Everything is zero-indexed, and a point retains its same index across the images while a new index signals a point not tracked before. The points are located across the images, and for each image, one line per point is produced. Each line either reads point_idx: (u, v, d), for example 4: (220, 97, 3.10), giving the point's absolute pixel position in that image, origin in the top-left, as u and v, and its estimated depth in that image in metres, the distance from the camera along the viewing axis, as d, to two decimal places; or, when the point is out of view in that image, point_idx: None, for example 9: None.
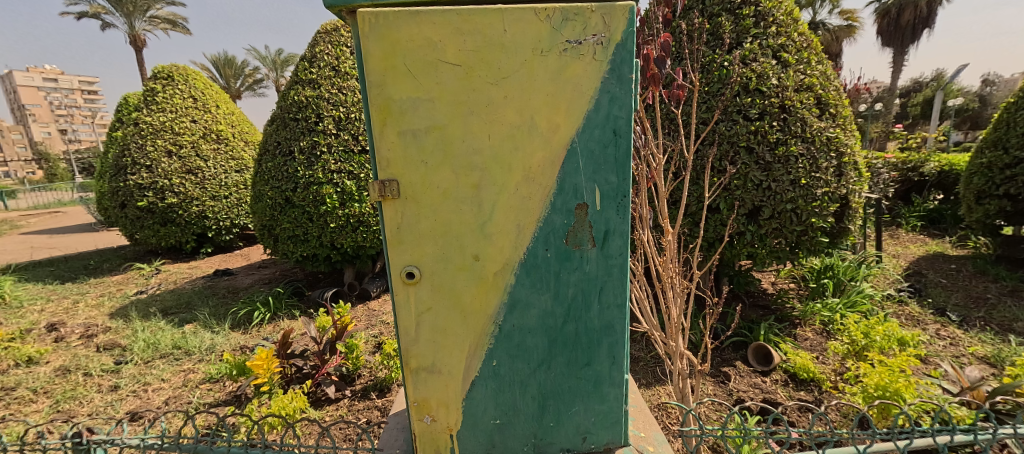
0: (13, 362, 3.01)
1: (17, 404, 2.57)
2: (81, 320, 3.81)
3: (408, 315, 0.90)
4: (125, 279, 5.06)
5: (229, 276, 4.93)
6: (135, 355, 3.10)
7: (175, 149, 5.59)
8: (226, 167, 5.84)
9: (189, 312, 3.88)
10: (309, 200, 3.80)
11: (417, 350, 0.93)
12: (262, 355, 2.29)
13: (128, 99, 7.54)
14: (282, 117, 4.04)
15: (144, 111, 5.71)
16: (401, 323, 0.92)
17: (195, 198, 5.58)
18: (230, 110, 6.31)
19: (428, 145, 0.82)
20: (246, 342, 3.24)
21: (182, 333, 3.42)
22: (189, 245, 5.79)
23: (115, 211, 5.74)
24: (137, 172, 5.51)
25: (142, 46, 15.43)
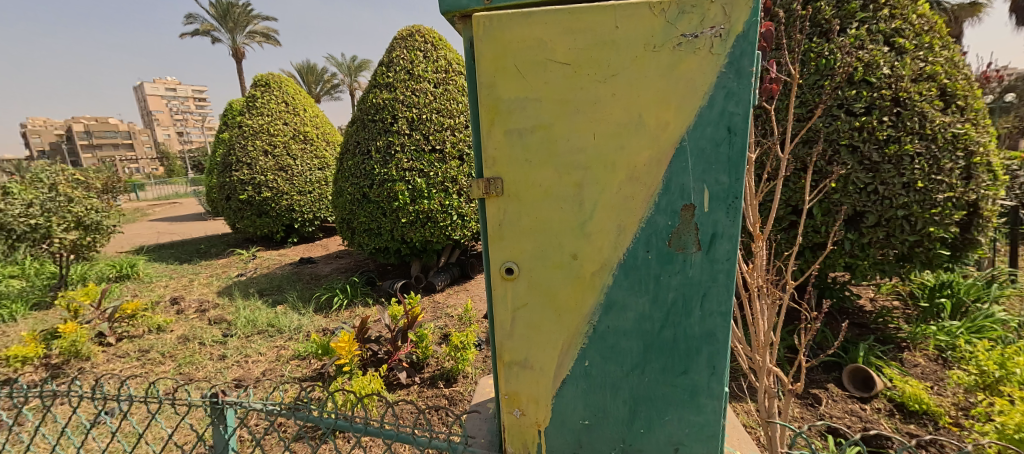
0: (148, 328, 3.57)
1: (151, 364, 3.05)
2: (196, 296, 4.43)
3: (504, 310, 0.93)
4: (228, 263, 5.78)
5: (311, 264, 5.44)
6: (238, 329, 3.53)
7: (270, 148, 6.25)
8: (311, 165, 6.44)
9: (280, 294, 4.34)
10: (384, 196, 4.07)
11: (511, 344, 0.95)
12: (344, 337, 2.47)
13: (233, 105, 8.61)
14: (361, 118, 4.36)
15: (246, 115, 6.48)
16: (496, 317, 0.95)
17: (284, 192, 6.22)
18: (315, 113, 6.94)
19: (532, 144, 0.83)
20: (328, 325, 3.55)
21: (275, 312, 3.83)
22: (278, 234, 6.48)
23: (221, 203, 6.59)
24: (240, 169, 6.25)
25: (241, 58, 17.50)
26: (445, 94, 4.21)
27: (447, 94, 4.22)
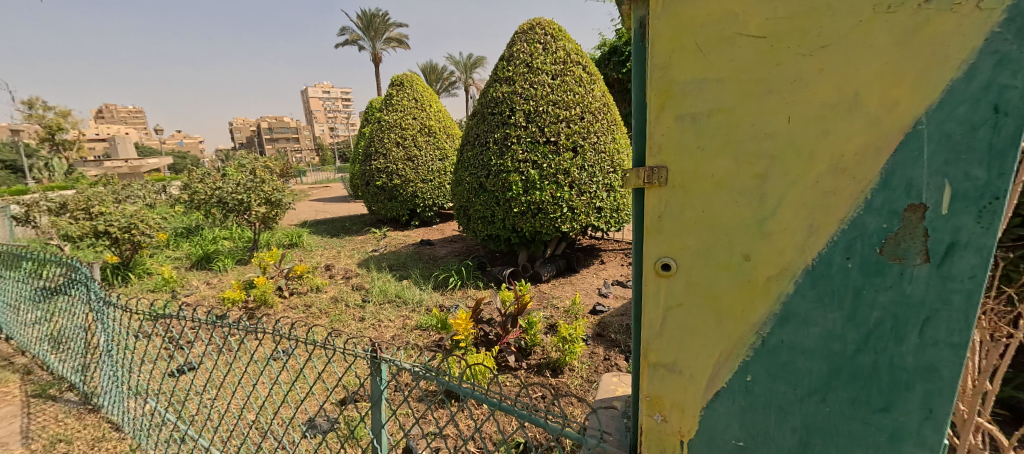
0: (310, 287, 4.38)
1: (313, 317, 3.75)
2: (343, 265, 5.28)
3: (655, 307, 0.87)
4: (365, 239, 6.76)
5: (430, 246, 6.03)
6: (374, 296, 4.10)
7: (401, 141, 7.06)
8: (433, 156, 7.11)
9: (406, 270, 4.92)
10: (498, 186, 4.26)
11: (659, 344, 0.90)
12: (462, 316, 2.66)
13: (373, 103, 9.95)
14: (482, 111, 4.62)
15: (384, 111, 7.41)
16: (644, 314, 0.90)
17: (411, 180, 6.99)
18: (438, 108, 7.61)
19: (708, 130, 0.75)
20: (444, 302, 3.91)
21: (402, 285, 4.35)
22: (404, 217, 7.33)
23: (362, 187, 7.70)
24: (377, 158, 7.20)
25: (379, 62, 20.09)
26: (562, 85, 4.19)
27: (564, 85, 4.20)
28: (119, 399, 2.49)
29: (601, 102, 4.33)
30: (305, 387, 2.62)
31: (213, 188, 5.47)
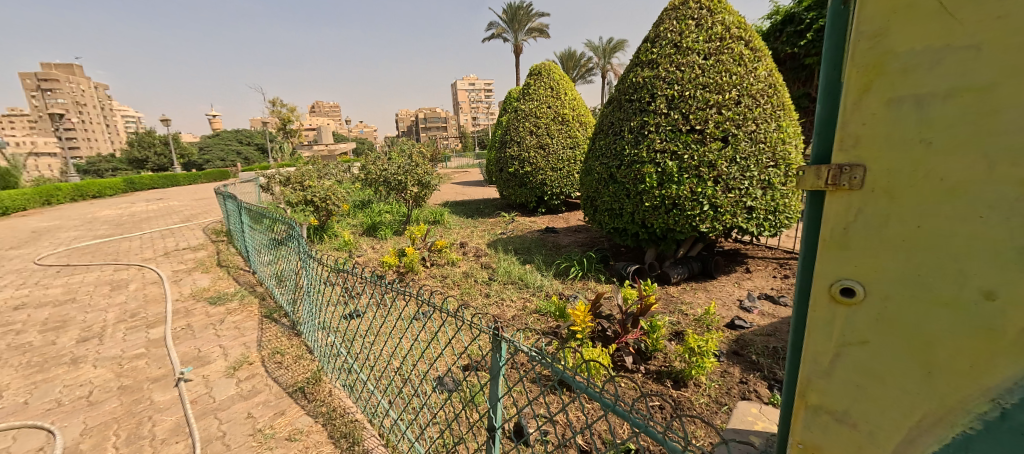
0: (447, 261, 4.95)
1: (449, 286, 4.25)
2: (474, 244, 5.80)
3: (827, 331, 0.74)
4: (496, 222, 7.28)
5: (554, 234, 6.15)
6: (499, 276, 4.40)
7: (535, 129, 7.28)
8: (564, 144, 7.16)
9: (529, 255, 5.13)
10: (630, 178, 4.03)
11: (826, 376, 0.76)
12: (580, 307, 2.64)
13: (512, 93, 10.47)
14: (618, 98, 4.40)
15: (522, 101, 7.72)
16: (812, 335, 0.78)
17: (541, 168, 7.18)
18: (573, 96, 7.58)
19: (939, 118, 0.58)
20: (564, 291, 3.95)
21: (525, 269, 4.55)
22: (532, 204, 7.62)
23: (496, 173, 8.26)
24: (512, 146, 7.59)
25: (520, 53, 20.94)
26: (716, 66, 3.68)
27: (718, 65, 3.69)
28: (314, 329, 3.28)
29: (765, 84, 3.68)
30: (438, 348, 3.01)
31: (381, 170, 6.58)
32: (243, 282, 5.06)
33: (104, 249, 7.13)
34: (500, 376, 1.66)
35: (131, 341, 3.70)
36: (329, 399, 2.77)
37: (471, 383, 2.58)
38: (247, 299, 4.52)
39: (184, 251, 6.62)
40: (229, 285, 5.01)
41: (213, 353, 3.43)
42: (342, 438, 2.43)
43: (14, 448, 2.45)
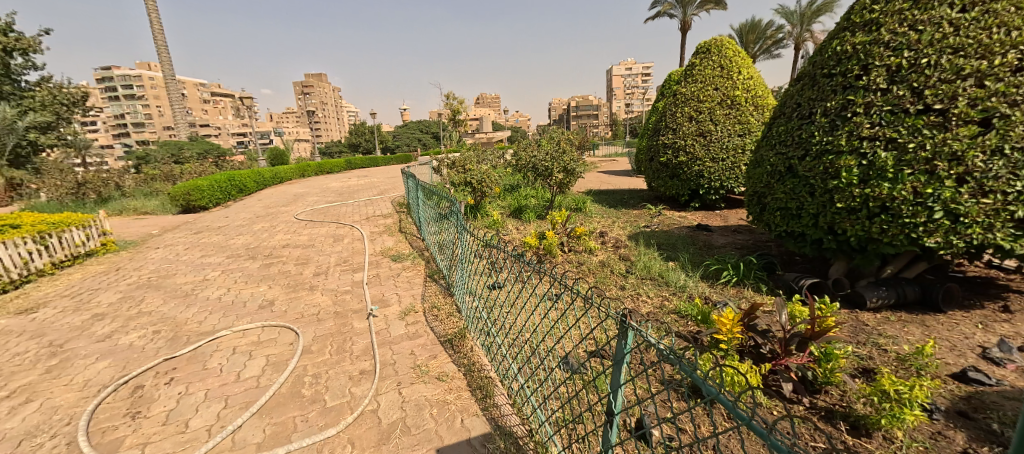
0: (584, 248, 5.00)
1: (585, 272, 4.31)
2: (614, 234, 5.67)
3: None
4: (640, 214, 6.93)
5: (707, 232, 5.51)
6: (637, 270, 4.21)
7: (696, 115, 6.55)
8: (732, 130, 6.32)
9: (674, 252, 4.74)
10: (817, 172, 3.30)
11: None
12: (728, 313, 2.34)
13: (672, 75, 9.60)
14: (814, 73, 3.70)
15: (682, 83, 7.04)
16: None
17: (699, 158, 6.45)
18: (750, 75, 6.55)
19: None
20: (711, 296, 3.55)
21: (667, 267, 4.23)
22: (684, 197, 6.97)
23: (646, 163, 7.79)
24: (666, 133, 7.02)
25: (688, 29, 18.79)
26: (983, 19, 2.72)
27: (986, 18, 2.71)
28: (464, 293, 3.81)
29: None
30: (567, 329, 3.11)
31: (530, 156, 6.96)
32: (416, 247, 6.18)
33: (332, 211, 9.65)
34: (624, 363, 1.65)
35: (343, 280, 4.96)
36: (470, 354, 3.20)
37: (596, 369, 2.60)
38: (418, 260, 5.51)
39: (379, 218, 8.43)
40: (406, 247, 6.19)
41: (392, 299, 4.32)
42: (477, 390, 2.79)
43: (279, 339, 3.63)
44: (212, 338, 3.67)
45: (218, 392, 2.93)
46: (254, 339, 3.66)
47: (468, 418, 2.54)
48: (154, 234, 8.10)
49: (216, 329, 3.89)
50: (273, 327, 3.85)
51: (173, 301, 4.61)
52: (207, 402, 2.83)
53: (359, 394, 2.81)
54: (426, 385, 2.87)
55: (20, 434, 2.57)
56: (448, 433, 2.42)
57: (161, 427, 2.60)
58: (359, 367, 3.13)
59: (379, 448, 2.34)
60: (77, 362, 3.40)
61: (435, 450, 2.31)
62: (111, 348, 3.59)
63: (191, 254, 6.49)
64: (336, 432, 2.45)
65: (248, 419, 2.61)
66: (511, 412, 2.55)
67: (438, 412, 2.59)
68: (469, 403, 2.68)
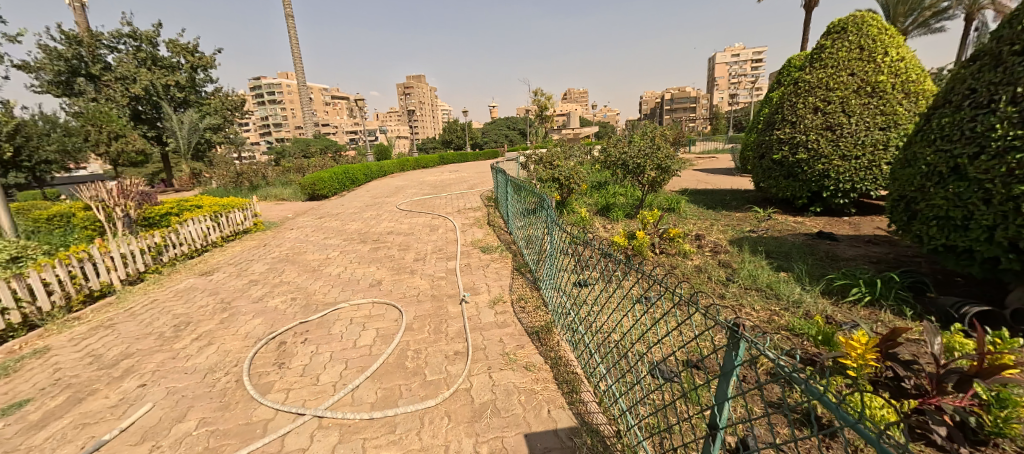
0: (678, 251, 4.71)
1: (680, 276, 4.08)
2: (713, 238, 5.24)
3: None
4: (744, 217, 6.29)
5: (831, 242, 4.78)
6: (740, 279, 3.85)
7: (823, 105, 5.73)
8: (871, 123, 5.35)
9: (787, 261, 4.22)
10: (996, 175, 2.67)
11: None
12: (860, 336, 2.03)
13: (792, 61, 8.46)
14: (997, 50, 3.00)
15: (807, 69, 6.20)
16: None
17: (824, 156, 5.60)
18: (900, 56, 5.48)
19: None
20: (834, 315, 3.11)
21: (777, 277, 3.79)
22: (801, 200, 6.15)
23: (755, 160, 7.02)
24: (783, 127, 6.22)
25: (815, 5, 16.29)
26: None
27: None
28: (551, 287, 3.87)
29: None
30: (660, 336, 2.98)
31: (621, 153, 6.68)
32: (504, 240, 6.43)
33: (428, 202, 10.48)
34: (732, 376, 1.56)
35: (439, 267, 5.40)
36: (557, 348, 3.26)
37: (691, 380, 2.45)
38: (506, 252, 5.74)
39: (469, 211, 8.94)
40: (494, 240, 6.48)
41: (482, 288, 4.59)
42: (564, 384, 2.84)
43: (386, 315, 4.10)
44: (334, 308, 4.30)
45: (340, 354, 3.43)
46: (366, 312, 4.20)
47: (555, 410, 2.61)
48: (290, 217, 9.67)
49: (337, 301, 4.54)
50: (382, 304, 4.36)
51: (305, 274, 5.48)
52: (332, 362, 3.33)
53: (454, 372, 3.06)
54: (514, 372, 3.01)
55: (206, 368, 3.32)
56: (536, 421, 2.52)
57: (299, 378, 3.14)
58: (453, 348, 3.40)
59: (472, 424, 2.52)
60: (240, 317, 4.25)
61: (523, 435, 2.43)
62: (263, 309, 4.42)
63: (317, 235, 7.63)
64: (435, 404, 2.70)
65: (363, 381, 3.02)
66: (599, 411, 2.54)
67: (525, 400, 2.71)
68: (556, 395, 2.75)
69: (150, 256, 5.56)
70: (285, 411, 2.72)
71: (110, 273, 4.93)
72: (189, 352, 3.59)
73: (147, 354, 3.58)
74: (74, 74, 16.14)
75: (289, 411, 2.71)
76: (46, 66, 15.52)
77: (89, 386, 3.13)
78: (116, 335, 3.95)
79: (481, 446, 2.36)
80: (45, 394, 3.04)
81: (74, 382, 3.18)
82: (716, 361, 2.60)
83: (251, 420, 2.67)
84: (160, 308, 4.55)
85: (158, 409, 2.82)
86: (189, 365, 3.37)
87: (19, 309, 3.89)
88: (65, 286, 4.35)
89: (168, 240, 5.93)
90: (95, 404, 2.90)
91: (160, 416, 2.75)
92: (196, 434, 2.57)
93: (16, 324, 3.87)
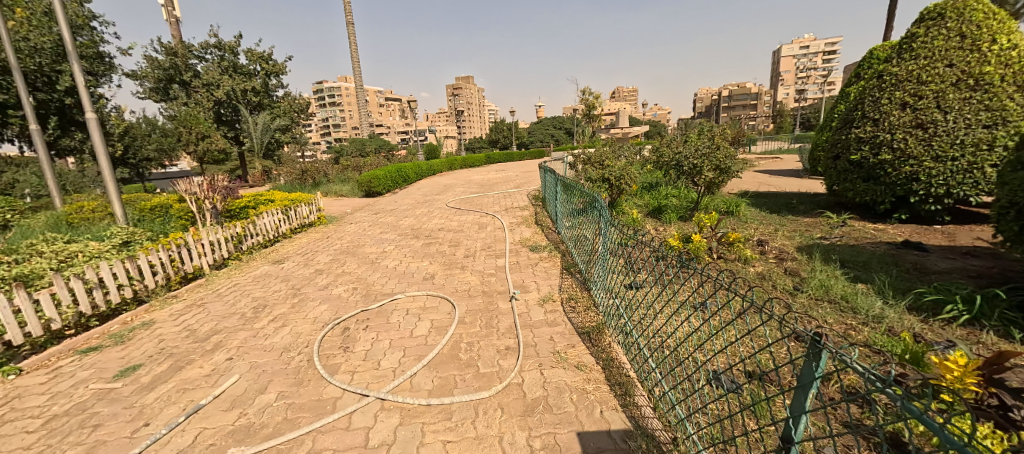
0: (739, 257, 4.47)
1: (743, 284, 3.87)
2: (778, 244, 4.91)
3: None
4: (814, 223, 5.83)
5: (919, 253, 4.30)
6: (810, 289, 3.59)
7: (912, 101, 5.17)
8: (972, 120, 4.75)
9: (865, 272, 3.87)
10: None
11: None
12: (960, 357, 1.81)
13: (875, 52, 7.71)
14: None
15: (894, 62, 5.63)
16: None
17: (913, 156, 5.04)
18: (1012, 43, 4.82)
19: None
20: (923, 333, 2.81)
21: (854, 289, 3.49)
22: (883, 205, 5.60)
23: (828, 161, 6.47)
24: (862, 125, 5.68)
25: None
26: None
27: None
28: (602, 289, 3.84)
29: None
30: (720, 345, 2.86)
31: (675, 152, 6.43)
32: (552, 239, 6.44)
33: (476, 201, 10.73)
34: (811, 388, 1.49)
35: (489, 264, 5.53)
36: (609, 350, 3.24)
37: (756, 393, 2.34)
38: (554, 252, 5.75)
39: (516, 210, 9.03)
40: (542, 239, 6.51)
41: (532, 286, 4.64)
42: (616, 386, 2.81)
43: (440, 308, 4.28)
44: (392, 299, 4.56)
45: (398, 343, 3.63)
46: (421, 304, 4.40)
47: (608, 411, 2.59)
48: (348, 212, 10.32)
49: (394, 292, 4.80)
50: (435, 297, 4.55)
51: (364, 266, 5.84)
52: (392, 349, 3.54)
53: (506, 367, 3.14)
54: (565, 371, 3.03)
55: (282, 347, 3.65)
56: (589, 420, 2.53)
57: (363, 362, 3.37)
58: (505, 343, 3.48)
59: (525, 418, 2.58)
60: (309, 302, 4.62)
61: (576, 433, 2.44)
62: (329, 296, 4.78)
63: (374, 230, 8.09)
64: (488, 396, 2.79)
65: (420, 369, 3.18)
66: (653, 416, 2.49)
67: (577, 399, 2.72)
68: (608, 396, 2.73)
69: (232, 244, 6.19)
70: (351, 392, 2.94)
71: (201, 258, 5.55)
72: (267, 332, 3.97)
73: (233, 331, 4.00)
74: (170, 81, 18.26)
75: (355, 391, 2.93)
76: (149, 74, 17.69)
77: (187, 356, 3.56)
78: (206, 313, 4.46)
79: (534, 440, 2.41)
80: (153, 361, 3.50)
81: (175, 352, 3.64)
82: (784, 375, 2.45)
83: (322, 397, 2.91)
84: (241, 291, 5.06)
85: (243, 381, 3.16)
86: (268, 343, 3.73)
87: (132, 286, 4.50)
88: (166, 267, 4.97)
89: (247, 231, 6.56)
90: (193, 372, 3.30)
91: (246, 387, 3.08)
92: (275, 405, 2.84)
93: (129, 299, 4.48)
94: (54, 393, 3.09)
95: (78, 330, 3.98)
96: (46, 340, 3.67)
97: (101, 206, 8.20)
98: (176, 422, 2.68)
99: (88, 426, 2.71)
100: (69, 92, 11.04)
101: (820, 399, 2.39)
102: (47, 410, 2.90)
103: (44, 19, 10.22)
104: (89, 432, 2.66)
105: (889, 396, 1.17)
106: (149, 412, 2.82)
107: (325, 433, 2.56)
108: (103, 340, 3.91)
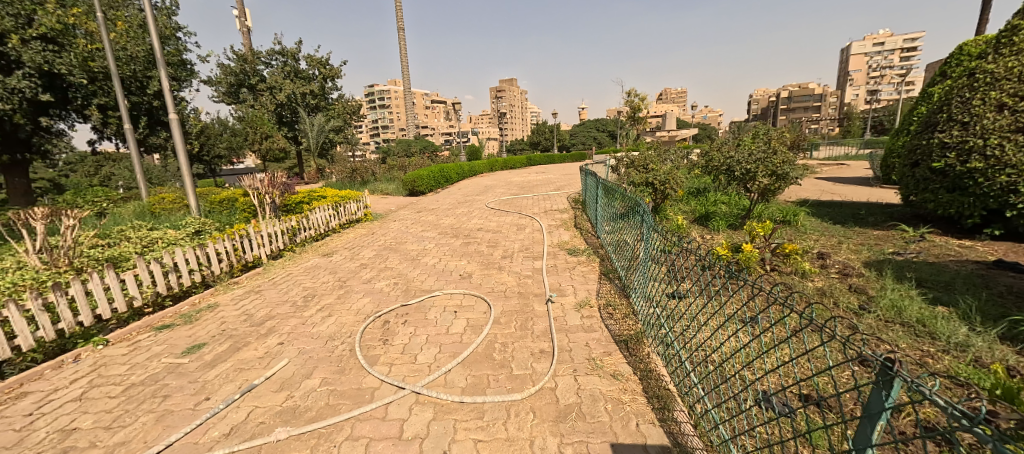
0: (795, 270, 4.15)
1: (802, 299, 3.58)
2: (842, 258, 4.50)
3: None
4: (886, 236, 5.29)
5: (1016, 275, 3.75)
6: (878, 310, 3.25)
7: (1013, 102, 4.55)
8: None
9: (947, 293, 3.45)
10: None
11: None
12: None
13: (965, 46, 6.90)
14: None
15: (990, 59, 5.01)
16: None
17: (1010, 164, 4.41)
18: None
19: None
20: (1019, 367, 2.44)
21: (934, 312, 3.10)
22: (972, 219, 4.98)
23: (905, 169, 5.84)
24: (948, 129, 5.08)
25: None
26: None
27: None
28: (642, 297, 3.71)
29: None
30: (772, 364, 2.67)
31: (726, 156, 6.04)
32: (591, 243, 6.35)
33: (515, 202, 10.77)
34: (881, 419, 1.33)
35: (526, 265, 5.52)
36: (647, 360, 3.12)
37: (813, 420, 2.15)
38: (593, 256, 5.63)
39: (555, 212, 8.96)
40: (581, 243, 6.42)
41: (568, 290, 4.57)
42: (654, 398, 2.69)
43: (475, 307, 4.33)
44: (430, 295, 4.67)
45: (434, 339, 3.71)
46: (458, 302, 4.48)
47: (644, 425, 2.49)
48: (393, 210, 10.73)
49: (433, 289, 4.92)
50: (472, 296, 4.61)
51: (405, 262, 6.04)
52: (428, 344, 3.63)
53: (539, 370, 3.11)
54: (600, 379, 2.94)
55: (328, 335, 3.85)
56: (623, 432, 2.43)
57: (400, 355, 3.47)
58: (539, 346, 3.45)
59: (557, 424, 2.53)
60: (353, 294, 4.86)
61: (610, 443, 2.36)
62: (372, 290, 4.99)
63: (415, 227, 8.35)
64: (520, 398, 2.78)
65: (455, 366, 3.22)
66: (694, 434, 2.36)
67: (612, 409, 2.63)
68: (645, 409, 2.62)
69: (288, 237, 6.64)
70: (389, 384, 3.03)
71: (260, 248, 5.99)
72: (315, 320, 4.20)
73: (284, 317, 4.28)
74: (239, 86, 19.93)
75: (392, 383, 3.02)
76: (223, 80, 19.46)
77: (244, 338, 3.85)
78: (263, 299, 4.81)
79: (566, 447, 2.36)
80: (216, 341, 3.82)
81: (234, 334, 3.94)
82: (846, 402, 2.24)
83: (361, 386, 3.03)
84: (294, 281, 5.41)
85: (292, 365, 3.36)
86: (315, 331, 3.95)
87: (200, 272, 4.94)
88: (230, 256, 5.41)
89: (301, 224, 7.01)
90: (248, 353, 3.56)
91: (293, 371, 3.28)
92: (319, 390, 3.00)
93: (198, 283, 4.92)
94: (133, 364, 3.46)
95: (154, 308, 4.43)
96: (128, 315, 4.12)
97: (178, 197, 9.06)
98: (232, 399, 2.90)
99: (159, 396, 3.00)
100: (157, 95, 12.37)
101: (889, 433, 2.15)
102: (126, 378, 3.25)
103: (139, 31, 11.56)
104: (159, 402, 2.94)
105: (979, 437, 1.00)
106: (210, 388, 3.07)
107: (363, 421, 2.66)
108: (175, 319, 4.32)
